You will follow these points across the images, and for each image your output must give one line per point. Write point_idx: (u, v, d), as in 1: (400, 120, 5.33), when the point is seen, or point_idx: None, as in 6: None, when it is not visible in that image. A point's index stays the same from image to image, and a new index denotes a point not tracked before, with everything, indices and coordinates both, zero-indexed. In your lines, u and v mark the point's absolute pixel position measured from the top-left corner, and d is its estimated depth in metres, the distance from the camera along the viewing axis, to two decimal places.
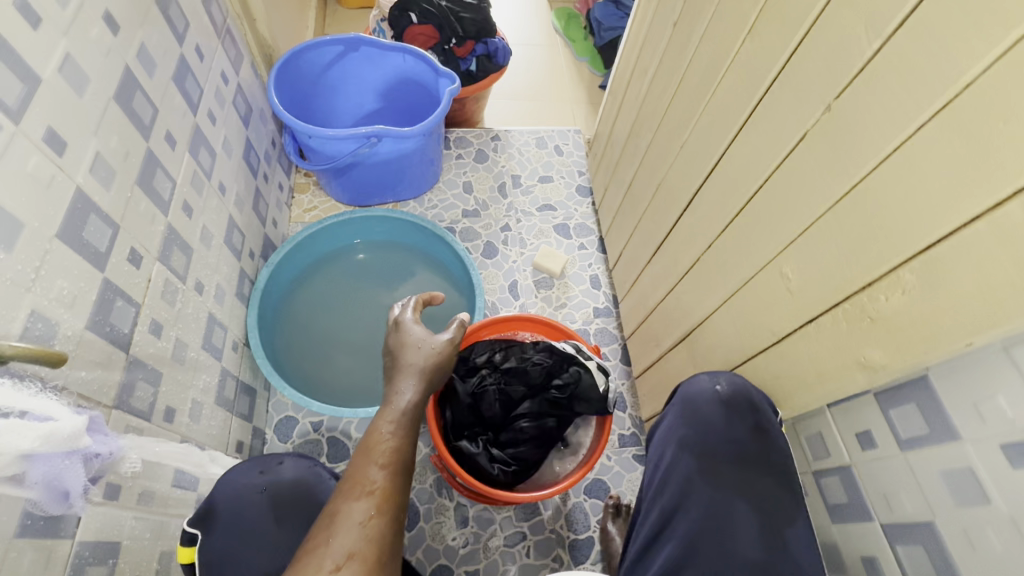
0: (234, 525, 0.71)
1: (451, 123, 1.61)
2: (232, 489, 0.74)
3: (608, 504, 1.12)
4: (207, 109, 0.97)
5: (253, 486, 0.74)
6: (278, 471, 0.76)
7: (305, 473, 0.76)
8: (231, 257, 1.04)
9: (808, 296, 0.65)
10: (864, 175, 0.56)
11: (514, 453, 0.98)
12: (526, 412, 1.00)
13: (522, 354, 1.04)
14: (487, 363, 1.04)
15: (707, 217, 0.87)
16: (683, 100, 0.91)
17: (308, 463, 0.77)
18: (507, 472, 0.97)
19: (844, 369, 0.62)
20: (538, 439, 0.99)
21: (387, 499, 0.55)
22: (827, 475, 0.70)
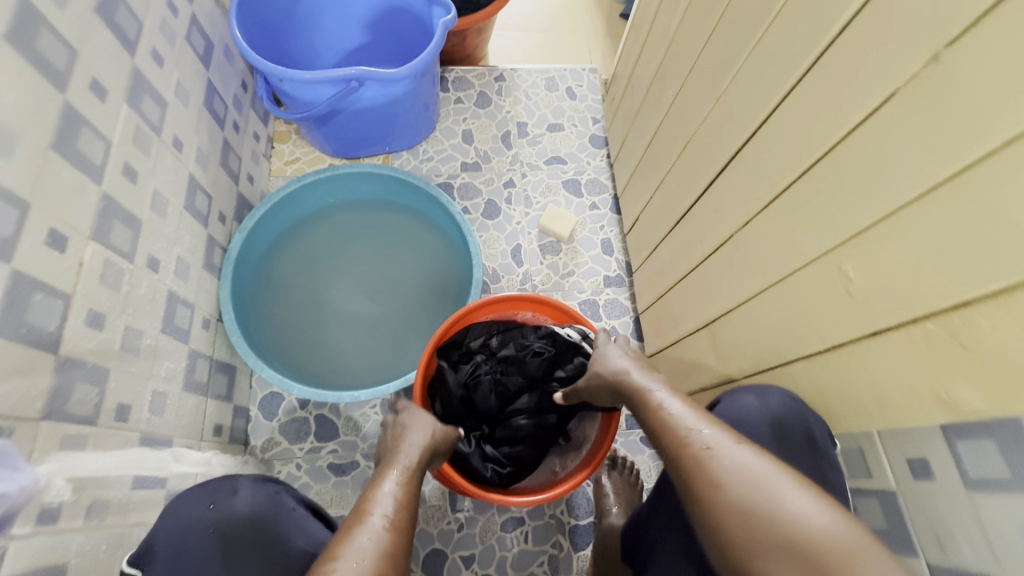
0: (178, 562, 0.62)
1: (450, 60, 1.41)
2: (176, 523, 0.64)
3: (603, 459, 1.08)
4: (151, 48, 0.81)
5: (198, 521, 0.64)
6: (232, 503, 0.66)
7: (263, 504, 0.66)
8: (195, 223, 0.92)
9: (876, 303, 0.52)
10: (979, 158, 0.41)
11: (509, 452, 0.89)
12: (524, 405, 0.91)
13: (520, 340, 0.96)
14: (483, 348, 0.96)
15: (748, 188, 0.72)
16: (728, 38, 0.73)
17: (270, 492, 0.69)
18: (501, 472, 0.88)
19: (911, 397, 0.50)
20: (535, 438, 0.90)
21: (393, 533, 0.51)
22: (866, 497, 0.58)
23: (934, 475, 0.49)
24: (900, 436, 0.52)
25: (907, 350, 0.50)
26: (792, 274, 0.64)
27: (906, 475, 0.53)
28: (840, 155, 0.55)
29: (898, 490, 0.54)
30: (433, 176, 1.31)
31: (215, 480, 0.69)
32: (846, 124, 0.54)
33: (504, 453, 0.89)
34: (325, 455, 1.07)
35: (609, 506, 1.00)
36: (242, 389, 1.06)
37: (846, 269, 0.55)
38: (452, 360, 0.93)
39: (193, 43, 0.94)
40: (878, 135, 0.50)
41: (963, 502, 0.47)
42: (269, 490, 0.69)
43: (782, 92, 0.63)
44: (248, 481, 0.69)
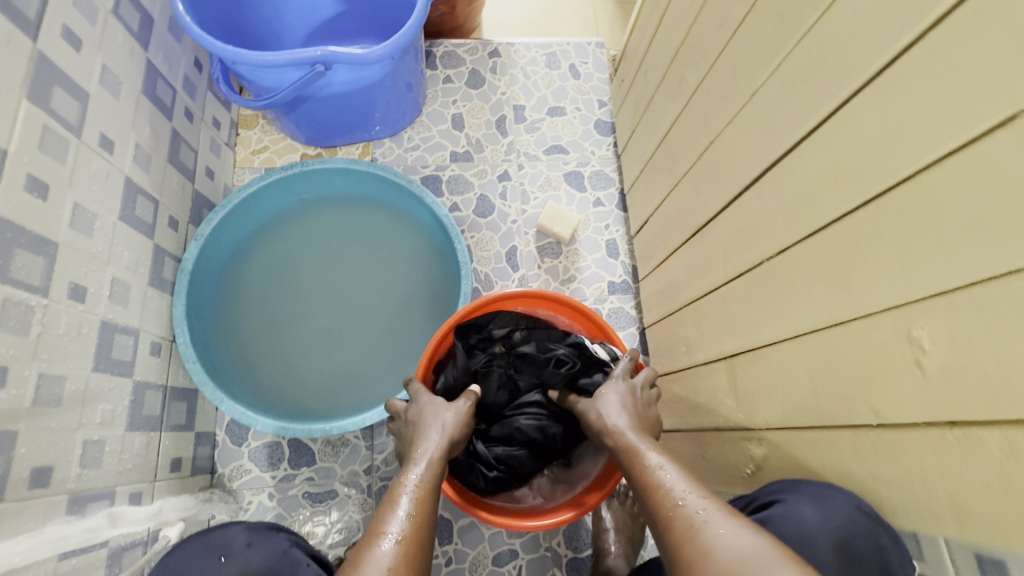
0: None
1: (438, 32, 1.25)
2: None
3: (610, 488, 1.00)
4: (63, 26, 0.67)
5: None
6: (245, 556, 0.62)
7: (275, 561, 0.62)
8: (136, 235, 0.79)
9: (962, 386, 0.41)
10: None
11: (502, 455, 0.80)
12: (533, 406, 0.82)
13: (546, 341, 0.84)
14: (504, 339, 0.85)
15: (789, 210, 0.59)
16: (775, 21, 0.59)
17: (278, 551, 0.63)
18: (489, 475, 0.79)
19: (1009, 519, 0.39)
20: (535, 445, 0.81)
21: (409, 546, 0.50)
22: None
23: None
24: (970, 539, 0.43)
25: (1002, 455, 0.38)
26: (841, 324, 0.52)
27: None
28: (926, 188, 0.42)
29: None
30: (418, 168, 1.17)
31: (214, 532, 0.65)
32: (942, 149, 0.41)
33: (496, 455, 0.80)
34: (300, 483, 0.97)
35: (609, 545, 0.92)
36: (206, 413, 0.95)
37: (924, 336, 0.43)
38: (468, 342, 0.83)
39: (126, 17, 0.79)
40: (990, 171, 0.37)
41: None
42: (277, 547, 0.64)
43: (850, 93, 0.49)
44: (255, 535, 0.65)
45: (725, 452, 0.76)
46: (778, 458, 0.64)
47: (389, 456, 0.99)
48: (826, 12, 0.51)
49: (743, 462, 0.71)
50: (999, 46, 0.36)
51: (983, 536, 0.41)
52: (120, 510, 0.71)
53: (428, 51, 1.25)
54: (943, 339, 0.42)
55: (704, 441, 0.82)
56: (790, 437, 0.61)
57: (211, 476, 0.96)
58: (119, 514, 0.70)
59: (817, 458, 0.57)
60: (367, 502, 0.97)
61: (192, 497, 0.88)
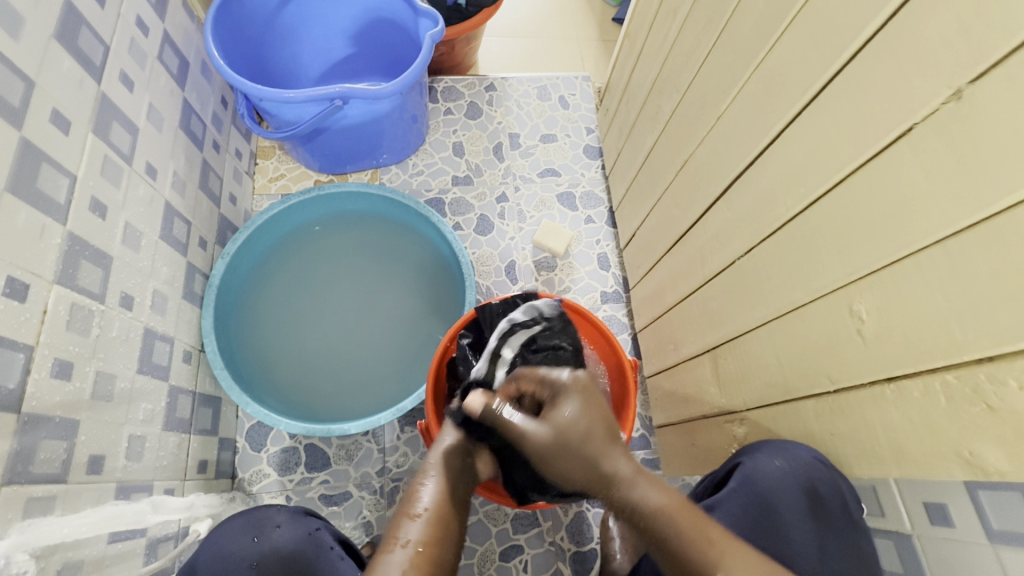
0: None
1: (438, 70, 1.37)
2: (220, 555, 0.65)
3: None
4: (120, 71, 0.77)
5: (240, 555, 0.64)
6: (274, 537, 0.66)
7: (302, 541, 0.66)
8: (173, 253, 0.88)
9: (890, 348, 0.49)
10: (1004, 206, 0.38)
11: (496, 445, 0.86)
12: None
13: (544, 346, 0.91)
14: None
15: (752, 214, 0.69)
16: (730, 55, 0.70)
17: (308, 531, 0.68)
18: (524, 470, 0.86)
19: (937, 456, 0.46)
20: None
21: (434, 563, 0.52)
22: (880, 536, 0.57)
23: None
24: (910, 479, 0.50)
25: (925, 400, 0.47)
26: (798, 308, 0.61)
27: (917, 512, 0.51)
28: (850, 189, 0.52)
29: (914, 533, 0.53)
30: (422, 191, 1.27)
31: (256, 511, 0.69)
32: (859, 156, 0.50)
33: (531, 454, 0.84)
34: (316, 486, 1.03)
35: (615, 552, 0.95)
36: (228, 420, 1.02)
37: (860, 308, 0.52)
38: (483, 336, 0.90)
39: (167, 62, 0.90)
40: (894, 171, 0.47)
41: (983, 549, 0.45)
42: (307, 527, 0.68)
43: (790, 113, 0.59)
44: (288, 515, 0.69)
45: (712, 436, 0.83)
46: (757, 433, 0.71)
47: (400, 457, 1.06)
48: (768, 50, 0.62)
49: (728, 443, 0.79)
50: (893, 74, 0.46)
51: (918, 472, 0.49)
52: (160, 500, 0.77)
53: (430, 87, 1.37)
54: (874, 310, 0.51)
55: (693, 429, 0.89)
56: (765, 413, 0.69)
57: (232, 480, 1.01)
58: (159, 502, 0.77)
59: (790, 427, 0.65)
60: (380, 502, 1.03)
61: (218, 497, 0.94)
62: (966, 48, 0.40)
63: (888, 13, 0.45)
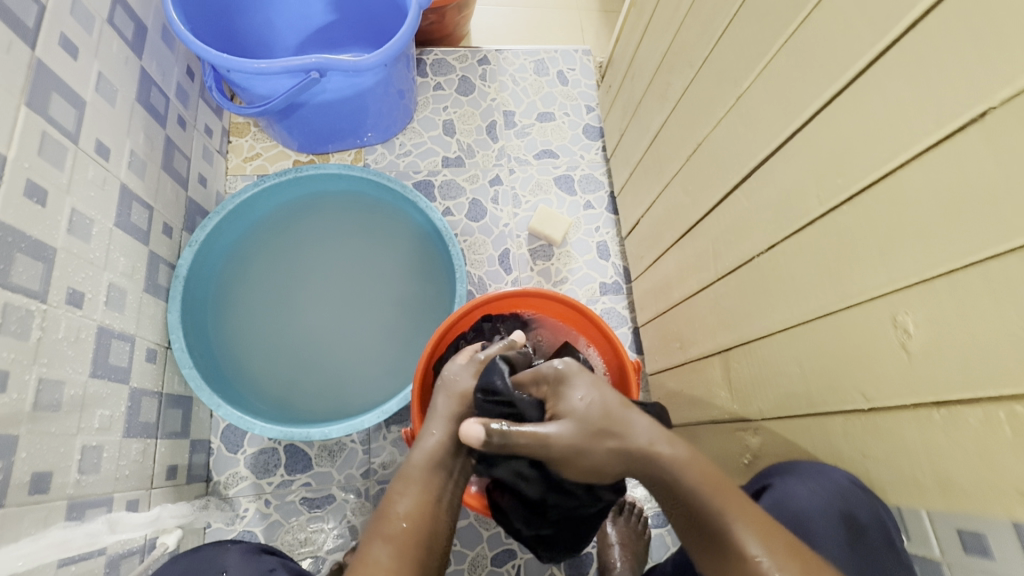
0: None
1: (428, 41, 1.27)
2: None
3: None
4: (60, 34, 0.67)
5: None
6: None
7: None
8: (132, 242, 0.80)
9: (940, 368, 0.43)
10: None
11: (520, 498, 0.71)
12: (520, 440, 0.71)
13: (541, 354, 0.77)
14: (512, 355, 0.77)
15: (776, 207, 0.61)
16: (756, 26, 0.62)
17: (263, 570, 0.61)
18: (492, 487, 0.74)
19: (992, 492, 0.41)
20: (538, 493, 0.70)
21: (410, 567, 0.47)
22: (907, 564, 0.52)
23: (998, 558, 0.42)
24: (951, 511, 0.45)
25: (984, 430, 0.41)
26: (828, 314, 0.54)
27: (955, 547, 0.46)
28: (901, 184, 0.45)
29: (943, 561, 0.48)
30: (410, 173, 1.19)
31: (203, 552, 0.63)
32: (915, 146, 0.43)
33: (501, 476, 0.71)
34: (297, 489, 0.96)
35: (614, 560, 0.91)
36: (201, 420, 0.95)
37: (908, 321, 0.46)
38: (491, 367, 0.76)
39: (120, 26, 0.80)
40: (962, 165, 0.40)
41: None
42: (262, 566, 0.62)
43: (829, 93, 0.52)
44: (238, 555, 0.62)
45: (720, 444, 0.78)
46: (774, 446, 0.66)
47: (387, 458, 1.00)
48: (804, 20, 0.54)
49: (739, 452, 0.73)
50: (967, 47, 0.39)
51: (967, 506, 0.43)
52: (120, 515, 0.71)
53: (418, 59, 1.27)
54: (925, 323, 0.44)
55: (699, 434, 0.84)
56: (783, 424, 0.64)
57: (207, 484, 0.95)
58: (117, 519, 0.70)
59: (812, 443, 0.60)
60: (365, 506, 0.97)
61: (189, 504, 0.88)
62: None
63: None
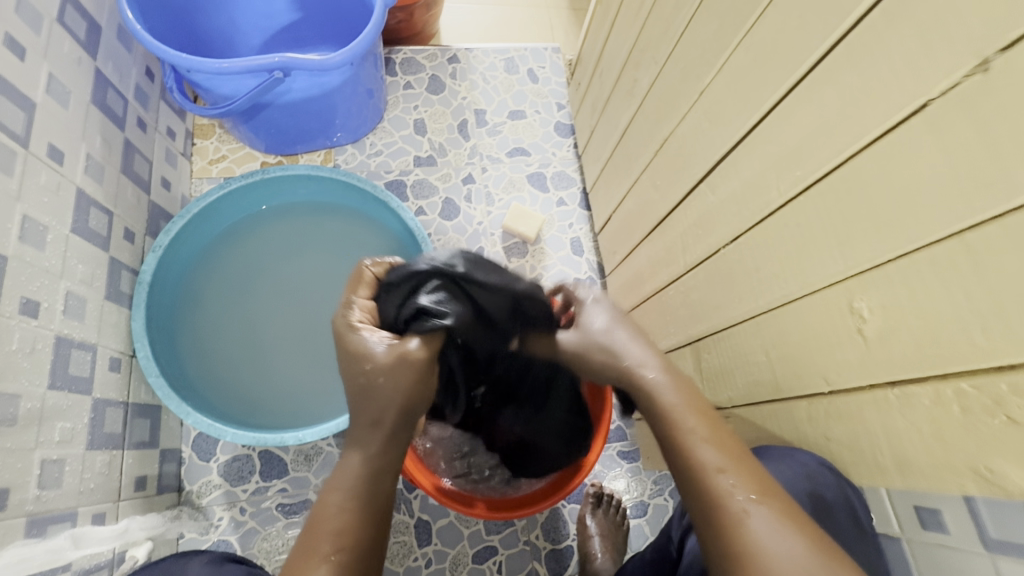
0: None
1: (397, 39, 1.26)
2: None
3: (588, 493, 0.99)
4: (4, 34, 0.65)
5: None
6: None
7: None
8: (91, 248, 0.77)
9: (893, 351, 0.45)
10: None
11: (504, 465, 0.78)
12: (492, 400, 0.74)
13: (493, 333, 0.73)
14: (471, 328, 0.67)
15: (739, 200, 0.63)
16: (714, 23, 0.63)
17: None
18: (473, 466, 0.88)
19: (945, 469, 0.43)
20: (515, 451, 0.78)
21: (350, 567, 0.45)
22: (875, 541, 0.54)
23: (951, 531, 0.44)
24: (909, 488, 0.47)
25: (935, 408, 0.42)
26: (791, 302, 0.56)
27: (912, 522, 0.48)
28: (852, 176, 0.46)
29: (903, 536, 0.50)
30: (382, 173, 1.17)
31: (166, 562, 0.63)
32: (865, 136, 0.45)
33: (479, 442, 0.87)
34: (273, 495, 0.95)
35: (594, 552, 0.92)
36: (171, 429, 0.93)
37: (863, 306, 0.47)
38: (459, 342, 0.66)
39: (71, 25, 0.77)
40: (909, 155, 0.41)
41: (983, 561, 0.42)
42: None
43: (784, 87, 0.53)
44: (203, 566, 0.62)
45: None
46: (745, 433, 0.68)
47: None
48: (760, 15, 0.55)
49: None
50: (908, 42, 0.40)
51: (923, 483, 0.45)
52: (85, 530, 0.69)
53: (387, 58, 1.26)
54: (878, 308, 0.46)
55: None
56: (752, 412, 0.65)
57: (179, 494, 0.93)
58: (82, 534, 0.68)
59: (781, 428, 0.61)
60: None
61: (160, 516, 0.86)
62: (999, 8, 0.34)
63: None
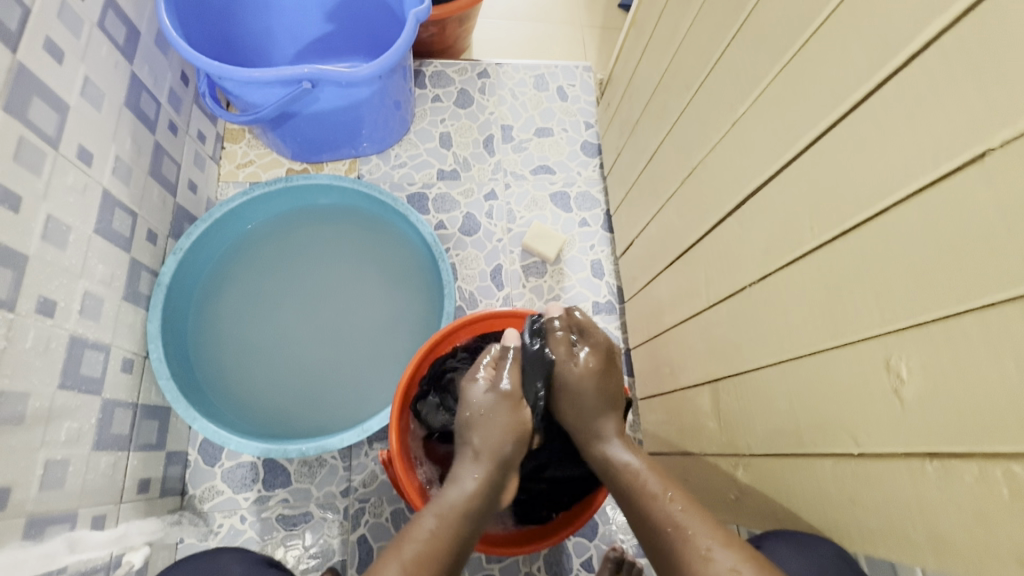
0: None
1: (428, 52, 1.26)
2: None
3: (607, 557, 0.90)
4: (44, 38, 0.66)
5: None
6: None
7: None
8: (112, 249, 0.78)
9: (934, 419, 0.41)
10: None
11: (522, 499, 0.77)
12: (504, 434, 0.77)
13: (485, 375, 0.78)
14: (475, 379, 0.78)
15: (771, 239, 0.59)
16: (752, 50, 0.60)
17: None
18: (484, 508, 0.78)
19: (991, 561, 0.38)
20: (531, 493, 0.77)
21: None
22: None
23: None
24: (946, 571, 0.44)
25: (979, 488, 0.38)
26: (821, 351, 0.52)
27: None
28: (892, 224, 0.43)
29: None
30: (404, 185, 1.17)
31: (202, 557, 0.66)
32: (914, 182, 0.41)
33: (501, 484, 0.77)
34: (274, 505, 0.94)
35: None
36: (179, 432, 0.93)
37: (901, 366, 0.44)
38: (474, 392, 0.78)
39: (111, 31, 0.79)
40: (960, 205, 0.38)
41: None
42: None
43: (823, 125, 0.50)
44: (245, 563, 0.65)
45: (709, 477, 0.75)
46: (761, 483, 0.63)
47: (367, 477, 0.97)
48: (800, 49, 0.53)
49: (727, 487, 0.71)
50: (965, 84, 0.37)
51: (960, 567, 0.40)
52: (82, 533, 0.68)
53: (418, 71, 1.26)
54: (918, 368, 0.42)
55: (688, 465, 0.82)
56: (772, 463, 0.61)
57: (181, 498, 0.93)
58: (79, 538, 0.68)
59: (799, 486, 0.57)
60: (344, 525, 0.94)
61: (159, 519, 0.85)
62: None
63: (964, 7, 0.36)
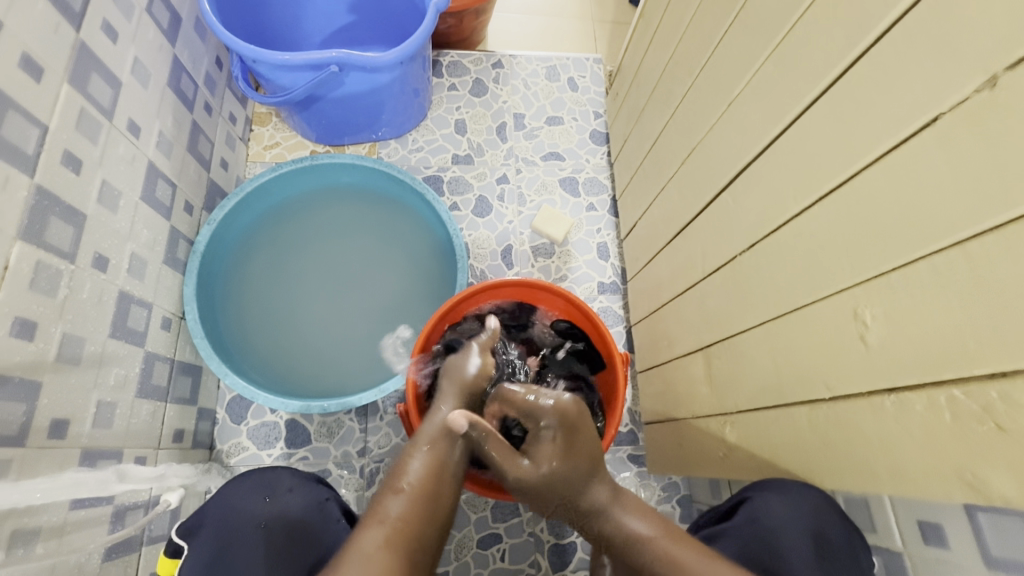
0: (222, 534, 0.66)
1: (445, 43, 1.32)
2: (227, 506, 0.68)
3: None
4: (101, 19, 0.73)
5: (254, 514, 0.67)
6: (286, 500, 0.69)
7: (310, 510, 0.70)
8: (155, 216, 0.85)
9: (895, 360, 0.46)
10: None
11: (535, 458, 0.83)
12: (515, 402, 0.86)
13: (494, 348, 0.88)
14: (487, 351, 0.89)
15: (760, 211, 0.64)
16: (746, 36, 0.65)
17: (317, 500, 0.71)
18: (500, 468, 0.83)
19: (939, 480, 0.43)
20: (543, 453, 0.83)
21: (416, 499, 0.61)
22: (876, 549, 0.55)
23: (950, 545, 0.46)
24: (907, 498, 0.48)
25: (931, 416, 0.43)
26: (801, 309, 0.57)
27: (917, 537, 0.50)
28: (860, 188, 0.48)
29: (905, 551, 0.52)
30: (421, 168, 1.23)
31: (263, 474, 0.72)
32: (879, 148, 0.46)
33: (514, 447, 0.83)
34: (295, 462, 1.00)
35: None
36: (209, 390, 1.00)
37: (866, 313, 0.49)
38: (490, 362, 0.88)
39: (157, 16, 0.86)
40: (919, 165, 0.42)
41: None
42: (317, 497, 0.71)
43: (807, 99, 0.55)
44: (297, 481, 0.72)
45: (700, 438, 0.80)
46: (747, 436, 0.68)
47: (382, 438, 1.03)
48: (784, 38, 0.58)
49: (715, 445, 0.76)
50: (922, 58, 0.42)
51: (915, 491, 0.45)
52: (127, 468, 0.76)
53: (435, 60, 1.33)
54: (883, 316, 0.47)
55: (681, 430, 0.87)
56: (757, 418, 0.66)
57: (210, 451, 1.00)
58: (126, 471, 0.75)
59: (780, 435, 0.62)
60: (360, 482, 1.00)
61: (192, 467, 0.92)
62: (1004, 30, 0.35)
63: None
